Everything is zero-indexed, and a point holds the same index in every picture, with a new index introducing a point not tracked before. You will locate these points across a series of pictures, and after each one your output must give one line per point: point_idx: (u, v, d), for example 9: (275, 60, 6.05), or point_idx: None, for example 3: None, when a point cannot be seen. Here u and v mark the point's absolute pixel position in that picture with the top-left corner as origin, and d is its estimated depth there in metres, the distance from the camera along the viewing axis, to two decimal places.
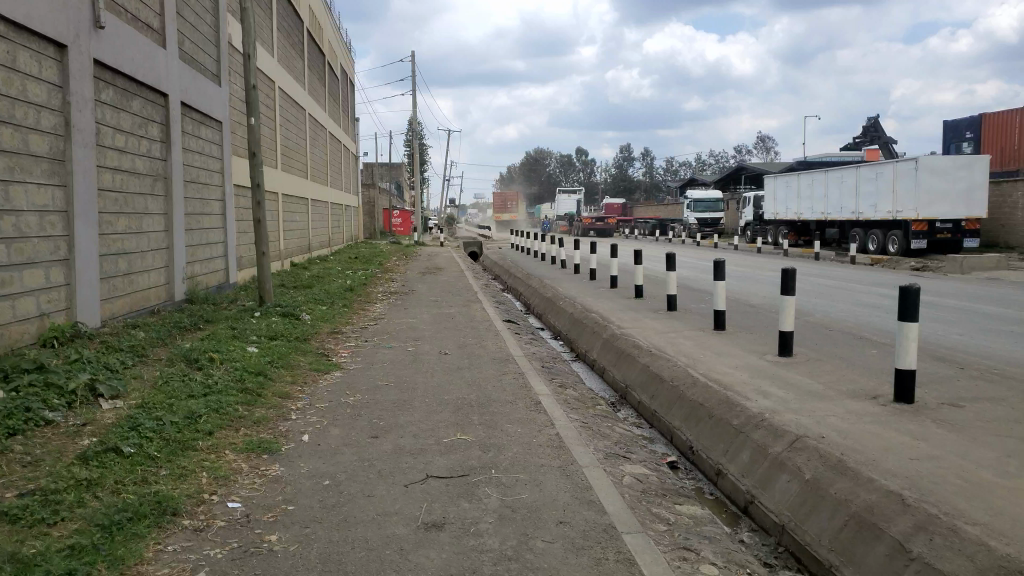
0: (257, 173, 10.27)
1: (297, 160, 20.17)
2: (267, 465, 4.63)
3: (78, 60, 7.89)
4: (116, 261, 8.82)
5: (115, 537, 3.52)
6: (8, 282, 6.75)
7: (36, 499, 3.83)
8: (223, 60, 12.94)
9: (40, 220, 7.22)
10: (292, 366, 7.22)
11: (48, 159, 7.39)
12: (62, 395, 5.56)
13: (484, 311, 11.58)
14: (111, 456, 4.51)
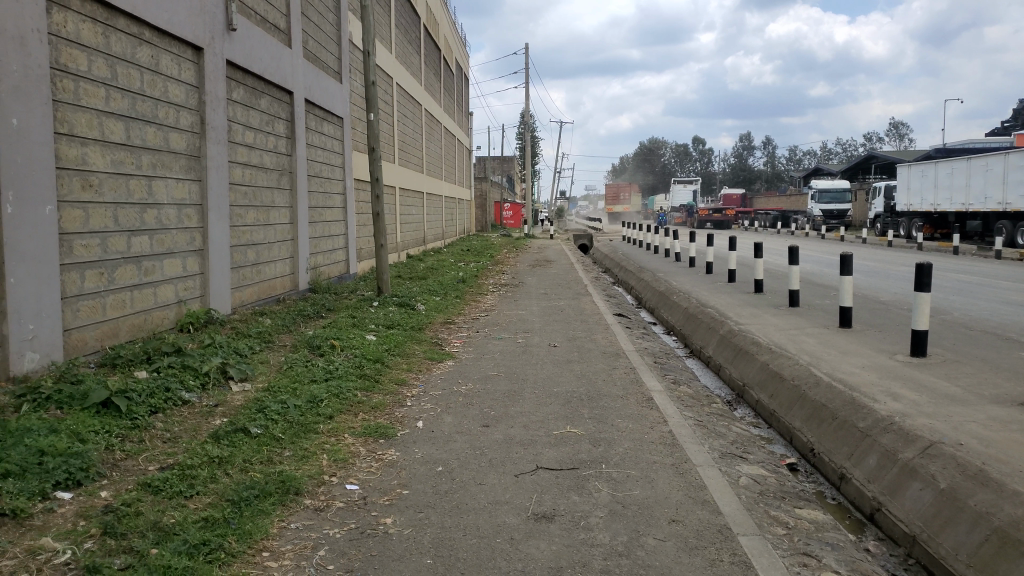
0: (376, 167, 10.60)
1: (413, 155, 20.68)
2: (383, 449, 4.79)
3: (213, 62, 8.38)
4: (245, 251, 9.34)
5: (243, 512, 3.73)
6: (151, 271, 7.30)
7: (174, 473, 4.13)
8: (344, 58, 13.42)
9: (179, 213, 7.75)
10: (407, 354, 7.42)
11: (186, 156, 7.90)
12: (197, 376, 5.95)
13: (595, 304, 11.51)
14: (241, 436, 4.79)
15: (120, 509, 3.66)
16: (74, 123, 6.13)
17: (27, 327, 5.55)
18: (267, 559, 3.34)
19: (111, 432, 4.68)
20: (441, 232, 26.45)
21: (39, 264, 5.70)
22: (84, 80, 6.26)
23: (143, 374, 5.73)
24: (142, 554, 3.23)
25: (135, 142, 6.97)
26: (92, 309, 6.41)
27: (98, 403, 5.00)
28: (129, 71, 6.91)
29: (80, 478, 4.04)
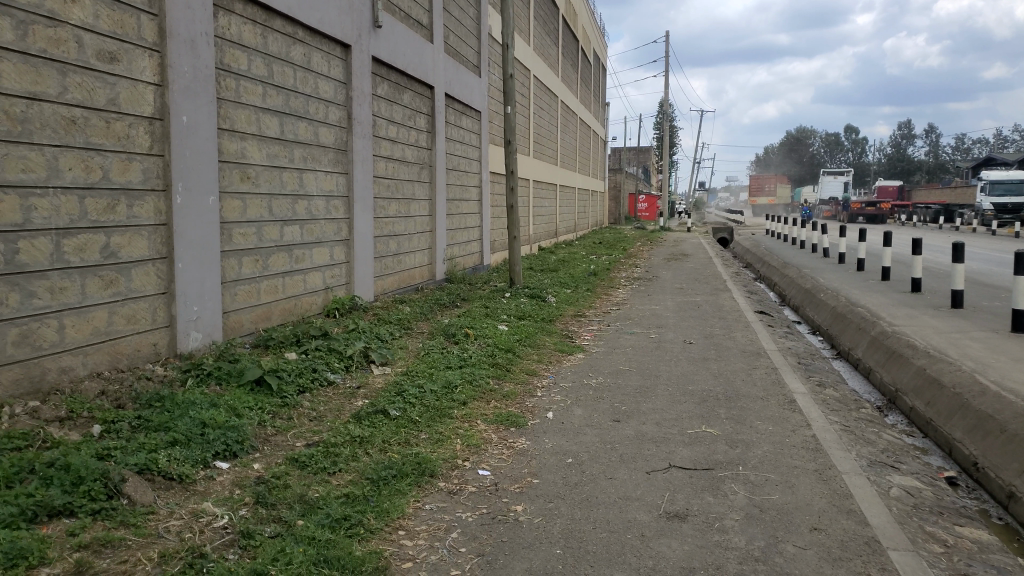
0: (511, 159, 10.72)
1: (548, 147, 20.76)
2: (514, 437, 4.85)
3: (360, 58, 8.75)
4: (387, 242, 9.72)
5: (382, 491, 3.89)
6: (301, 259, 7.74)
7: (320, 450, 4.37)
8: (483, 52, 13.65)
9: (327, 204, 8.17)
10: (538, 345, 7.48)
11: (334, 150, 8.31)
12: (341, 359, 6.27)
13: (734, 301, 11.12)
14: (380, 417, 5.00)
15: (271, 481, 3.93)
16: (235, 119, 6.59)
17: (191, 308, 6.05)
18: (403, 537, 3.47)
19: (264, 409, 5.01)
20: (574, 223, 26.40)
21: (203, 251, 6.19)
22: (244, 79, 6.71)
23: (292, 356, 6.09)
24: (290, 524, 3.45)
25: (288, 136, 7.41)
26: (248, 293, 6.89)
27: (253, 380, 5.37)
28: (284, 70, 7.33)
29: (237, 449, 4.36)
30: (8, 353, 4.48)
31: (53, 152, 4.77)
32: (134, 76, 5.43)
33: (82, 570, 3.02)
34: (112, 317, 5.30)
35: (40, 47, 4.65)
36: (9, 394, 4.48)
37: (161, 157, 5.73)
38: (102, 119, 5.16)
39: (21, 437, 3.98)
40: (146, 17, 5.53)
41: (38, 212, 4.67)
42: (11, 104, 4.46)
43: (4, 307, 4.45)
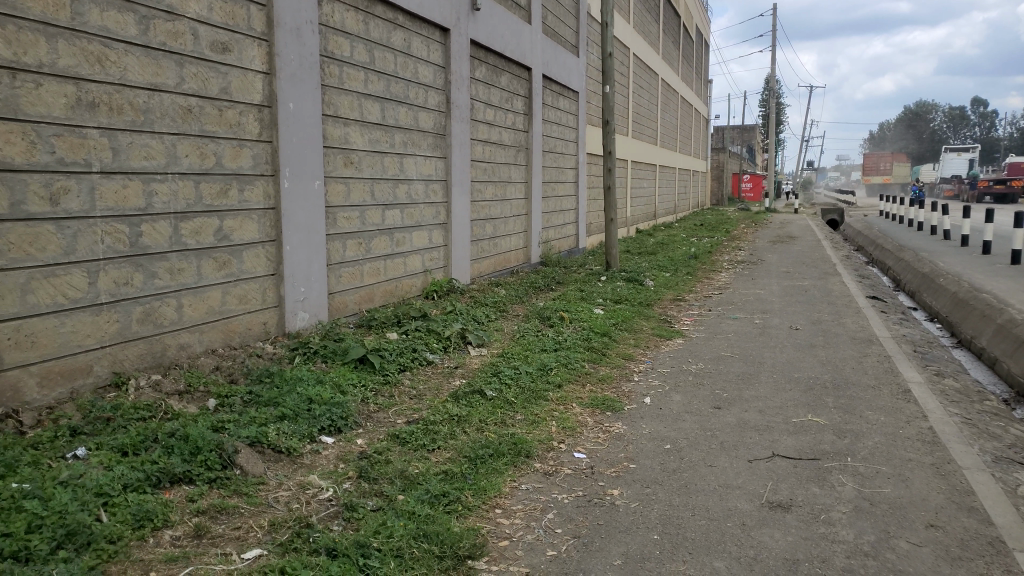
0: (609, 140, 10.58)
1: (647, 127, 20.36)
2: (610, 422, 4.81)
3: (458, 42, 8.82)
4: (484, 225, 9.81)
5: (479, 469, 3.95)
6: (401, 242, 7.91)
7: (419, 427, 4.47)
8: (581, 32, 13.49)
9: (426, 187, 8.30)
10: (636, 330, 7.39)
11: (433, 134, 8.43)
12: (440, 340, 6.38)
13: (844, 286, 10.62)
14: (477, 397, 5.06)
15: (373, 456, 4.05)
16: (338, 106, 6.77)
17: (299, 290, 6.30)
18: (499, 516, 3.50)
19: (366, 386, 5.18)
20: (673, 205, 25.86)
21: (309, 234, 6.42)
22: (347, 65, 6.88)
23: (393, 336, 6.25)
24: (391, 499, 3.54)
25: (389, 122, 7.56)
26: (352, 275, 7.10)
27: (356, 358, 5.55)
28: (385, 55, 7.47)
29: (341, 425, 4.52)
30: (133, 329, 4.79)
31: (172, 140, 5.04)
32: (245, 66, 5.67)
33: (200, 534, 3.21)
34: (225, 297, 5.58)
35: (160, 40, 4.90)
36: (135, 368, 4.80)
37: (269, 143, 5.96)
38: (215, 107, 5.41)
39: (146, 408, 4.27)
40: (255, 8, 5.75)
41: (159, 197, 4.95)
42: (134, 94, 4.74)
43: (129, 286, 4.75)
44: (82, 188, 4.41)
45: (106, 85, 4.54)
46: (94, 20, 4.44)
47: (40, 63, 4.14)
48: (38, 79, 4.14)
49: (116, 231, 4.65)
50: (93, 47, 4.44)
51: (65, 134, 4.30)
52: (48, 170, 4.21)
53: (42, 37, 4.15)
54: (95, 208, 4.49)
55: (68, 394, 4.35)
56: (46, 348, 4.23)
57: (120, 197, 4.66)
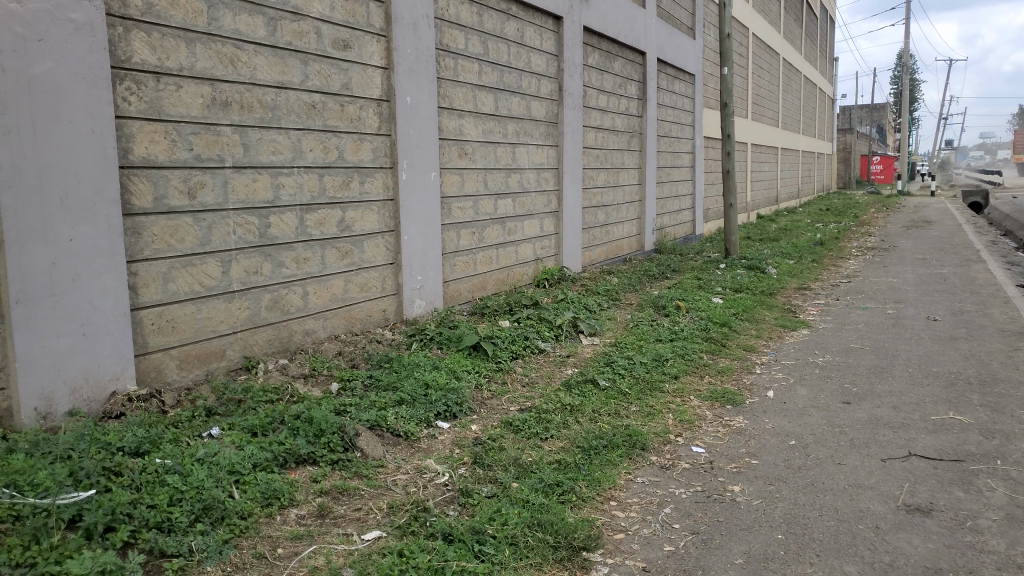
0: (727, 124, 10.21)
1: (767, 108, 19.52)
2: (730, 416, 4.64)
3: (572, 29, 8.72)
4: (596, 212, 9.70)
5: (593, 460, 3.89)
6: (513, 231, 7.94)
7: (532, 415, 4.46)
8: (698, 13, 13.08)
9: (538, 176, 8.28)
10: (757, 320, 7.10)
11: (545, 123, 8.40)
12: (552, 328, 6.36)
13: (989, 274, 9.81)
14: (590, 387, 5.00)
15: (487, 443, 4.07)
16: (454, 97, 6.85)
17: (415, 278, 6.44)
18: (615, 508, 3.44)
19: (480, 373, 5.23)
20: (796, 189, 24.72)
21: (426, 224, 6.54)
22: (462, 58, 6.95)
23: (506, 324, 6.28)
24: (506, 486, 3.55)
25: (502, 112, 7.59)
26: (466, 264, 7.19)
27: (470, 345, 5.61)
28: (499, 46, 7.49)
29: (456, 411, 4.58)
30: (263, 316, 5.04)
31: (297, 135, 5.24)
32: (364, 61, 5.82)
33: (324, 514, 3.33)
34: (347, 285, 5.77)
35: (286, 40, 5.10)
36: (264, 353, 5.05)
37: (388, 136, 6.11)
38: (337, 103, 5.58)
39: (274, 391, 4.48)
40: (374, 5, 5.89)
41: (286, 190, 5.17)
42: (263, 93, 4.95)
43: (258, 275, 4.99)
44: (216, 182, 4.66)
45: (238, 84, 4.77)
46: (227, 24, 4.67)
47: (180, 67, 4.40)
48: (179, 81, 4.40)
49: (247, 222, 4.88)
50: (226, 49, 4.68)
51: (201, 132, 4.55)
52: (187, 167, 4.48)
53: (182, 42, 4.41)
54: (228, 201, 4.73)
55: (204, 376, 4.62)
56: (185, 333, 4.50)
57: (251, 190, 4.89)
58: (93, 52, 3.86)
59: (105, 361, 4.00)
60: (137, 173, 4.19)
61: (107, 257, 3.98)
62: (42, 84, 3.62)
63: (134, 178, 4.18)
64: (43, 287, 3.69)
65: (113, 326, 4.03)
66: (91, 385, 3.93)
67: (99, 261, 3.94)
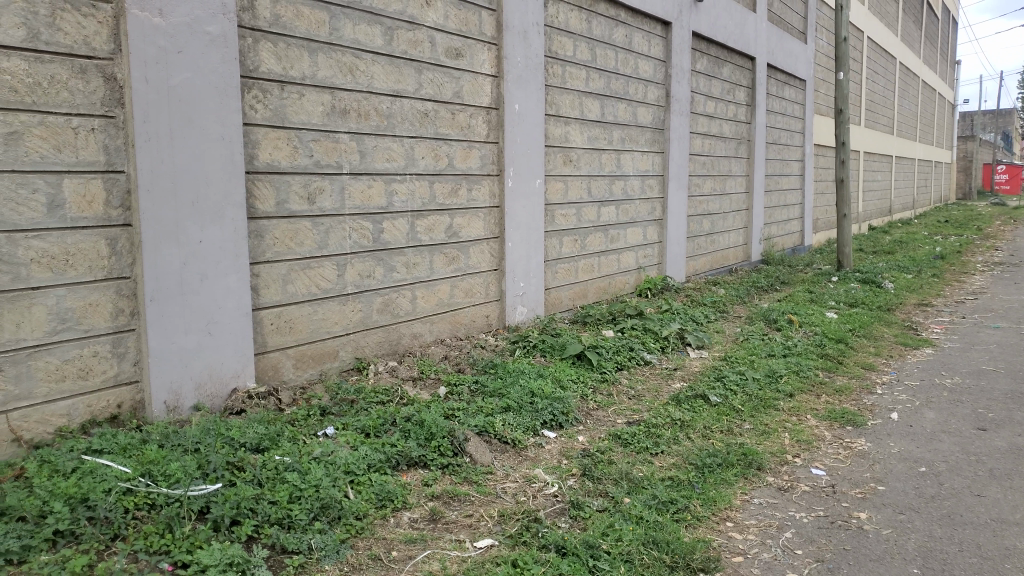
0: (842, 131, 9.77)
1: (882, 115, 18.63)
2: (852, 437, 4.40)
3: (680, 35, 8.55)
4: (701, 221, 9.48)
5: (707, 478, 3.77)
6: (616, 238, 7.84)
7: (642, 429, 4.37)
8: (810, 17, 12.62)
9: (642, 183, 8.16)
10: (876, 336, 6.74)
11: (651, 129, 8.27)
12: (657, 339, 6.22)
13: None
14: (701, 402, 4.86)
15: (596, 455, 4.00)
16: (561, 104, 6.84)
17: (518, 284, 6.45)
18: (731, 529, 3.31)
19: (586, 383, 5.16)
20: (910, 200, 23.46)
21: (530, 231, 6.54)
22: (570, 65, 6.92)
23: (610, 334, 6.19)
24: (617, 501, 3.47)
25: (608, 119, 7.51)
26: (568, 271, 7.14)
27: (574, 354, 5.54)
28: (607, 52, 7.43)
29: (562, 420, 4.54)
30: (374, 318, 5.14)
31: (410, 142, 5.33)
32: (476, 69, 5.88)
33: (436, 518, 3.35)
34: (453, 290, 5.82)
35: (402, 49, 5.20)
36: (373, 355, 5.15)
37: (496, 143, 6.15)
38: (448, 110, 5.65)
39: (384, 393, 4.56)
40: (486, 13, 5.94)
41: (398, 196, 5.27)
42: (379, 101, 5.06)
43: (371, 279, 5.10)
44: (334, 188, 4.79)
45: (356, 92, 4.89)
46: (348, 34, 4.80)
47: (303, 76, 4.54)
48: (301, 90, 4.54)
49: (362, 227, 5.00)
50: (346, 59, 4.80)
51: (321, 139, 4.69)
52: (307, 172, 4.62)
53: (305, 52, 4.55)
54: (344, 206, 4.86)
55: (318, 376, 4.76)
56: (301, 333, 4.64)
57: (366, 196, 5.01)
58: (225, 62, 4.02)
59: (228, 358, 4.16)
60: (261, 178, 4.35)
61: (232, 258, 4.14)
62: (179, 93, 3.80)
63: (258, 183, 4.34)
64: (174, 286, 3.86)
65: (236, 325, 4.19)
66: (214, 381, 4.09)
67: (225, 262, 4.10)
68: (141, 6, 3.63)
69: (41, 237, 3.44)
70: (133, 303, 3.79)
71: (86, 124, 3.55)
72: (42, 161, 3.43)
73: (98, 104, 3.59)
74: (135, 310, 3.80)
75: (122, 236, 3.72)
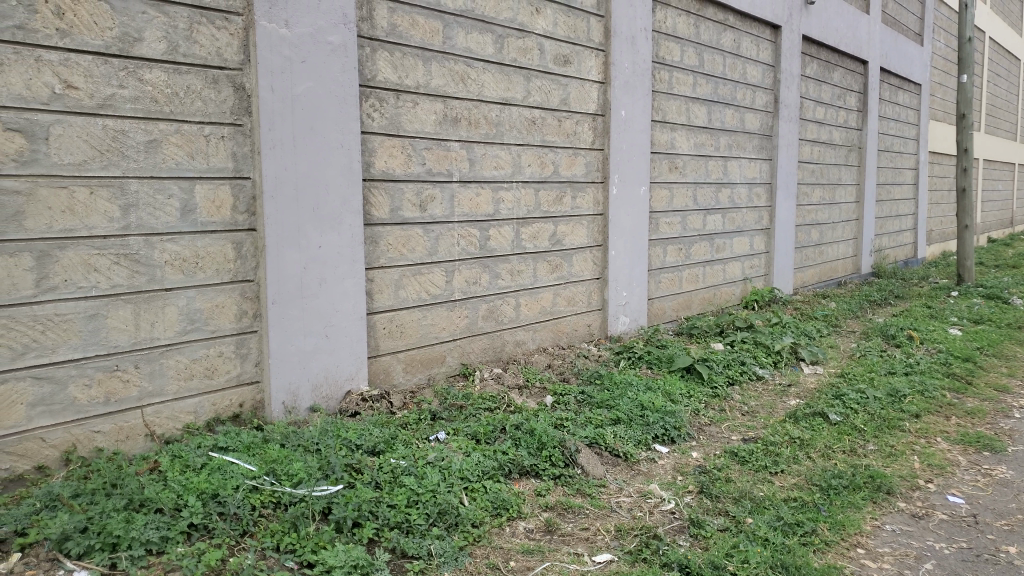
0: (965, 137, 9.23)
1: (1004, 120, 17.51)
2: (990, 465, 4.12)
3: (790, 38, 8.26)
4: (809, 231, 9.13)
5: (833, 501, 3.57)
6: (722, 248, 7.63)
7: (759, 447, 4.20)
8: (927, 18, 12.00)
9: (749, 191, 7.93)
10: (1008, 356, 6.31)
11: (759, 136, 8.03)
12: (769, 354, 6.00)
13: None
14: (820, 421, 4.65)
15: (713, 472, 3.87)
16: (667, 111, 6.71)
17: (621, 293, 6.35)
18: (864, 556, 3.12)
19: (696, 397, 5.02)
20: None
21: (634, 240, 6.43)
22: (677, 70, 6.79)
23: (719, 347, 6.01)
24: (739, 521, 3.33)
25: (715, 125, 7.33)
26: (671, 281, 6.99)
27: (683, 367, 5.39)
28: (714, 57, 7.25)
29: (674, 435, 4.41)
30: (479, 325, 5.15)
31: (517, 150, 5.32)
32: (583, 76, 5.83)
33: (552, 530, 3.30)
34: (556, 298, 5.78)
35: (512, 56, 5.21)
36: (479, 361, 5.16)
37: (601, 151, 6.08)
38: (555, 118, 5.62)
39: (491, 400, 4.54)
40: (595, 20, 5.89)
41: (505, 204, 5.27)
42: (489, 109, 5.08)
43: (477, 285, 5.11)
44: (444, 196, 4.82)
45: (467, 101, 4.92)
46: (460, 42, 4.84)
47: (418, 85, 4.59)
48: (416, 98, 4.59)
49: (470, 234, 5.02)
50: (458, 67, 4.84)
51: (433, 147, 4.73)
52: (420, 180, 4.67)
53: (420, 61, 4.60)
54: (454, 214, 4.89)
55: (426, 380, 4.79)
56: (411, 338, 4.69)
57: (474, 204, 5.03)
58: (345, 71, 4.11)
59: (343, 361, 4.23)
60: (377, 185, 4.42)
61: (349, 264, 4.22)
62: (303, 102, 3.90)
63: (374, 191, 4.41)
64: (295, 289, 3.96)
65: (351, 329, 4.26)
66: (330, 383, 4.18)
67: (342, 267, 4.18)
68: (269, 18, 3.75)
69: (175, 240, 3.55)
70: (256, 305, 3.90)
71: (217, 132, 3.67)
72: (177, 168, 3.54)
73: (228, 113, 3.71)
74: (258, 312, 3.90)
75: (248, 240, 3.83)
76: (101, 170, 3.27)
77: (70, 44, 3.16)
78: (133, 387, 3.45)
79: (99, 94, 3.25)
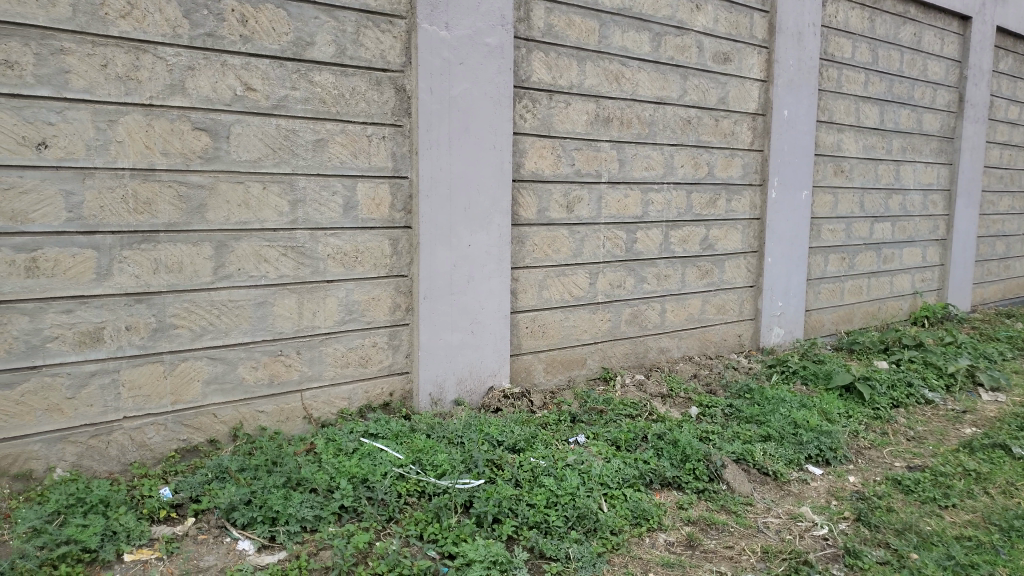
0: None
1: None
2: None
3: (982, 31, 7.53)
4: (993, 242, 8.31)
5: (1016, 544, 3.21)
6: (890, 258, 7.10)
7: (927, 477, 3.85)
8: None
9: (924, 198, 7.32)
10: None
11: (938, 138, 7.40)
12: (942, 376, 5.49)
13: None
14: (1001, 454, 4.20)
15: (872, 500, 3.59)
16: (835, 110, 6.31)
17: (776, 303, 6.04)
18: None
19: (855, 418, 4.69)
20: None
21: (793, 247, 6.10)
22: (848, 67, 6.37)
23: (884, 366, 5.59)
24: (903, 556, 3.07)
25: (888, 126, 6.82)
26: (832, 292, 6.58)
27: (842, 385, 5.04)
28: (891, 53, 6.75)
29: (830, 457, 4.13)
30: (622, 329, 5.07)
31: (671, 151, 5.20)
32: (744, 74, 5.60)
33: (693, 545, 3.19)
34: (705, 305, 5.59)
35: (669, 55, 5.08)
36: (620, 366, 5.08)
37: (760, 152, 5.81)
38: (712, 118, 5.44)
39: (633, 406, 4.45)
40: (759, 15, 5.63)
41: (655, 206, 5.15)
42: (643, 109, 4.99)
43: (622, 289, 5.04)
44: (592, 197, 4.78)
45: (620, 101, 4.85)
46: (616, 42, 4.77)
47: (571, 85, 4.58)
48: (568, 99, 4.58)
49: (616, 237, 4.96)
50: (613, 67, 4.78)
51: (583, 148, 4.70)
52: (569, 182, 4.65)
53: (575, 61, 4.59)
54: (601, 215, 4.84)
55: (566, 382, 4.78)
56: (554, 339, 4.69)
57: (623, 206, 4.96)
58: (501, 73, 4.16)
59: (487, 358, 4.29)
60: (526, 186, 4.45)
61: (496, 262, 4.26)
62: (460, 103, 3.99)
63: (523, 191, 4.44)
64: (446, 285, 4.06)
65: (496, 327, 4.31)
66: (474, 378, 4.25)
67: (490, 265, 4.24)
68: (431, 21, 3.86)
69: (337, 235, 3.73)
70: (409, 299, 4.03)
71: (379, 133, 3.83)
72: (342, 166, 3.72)
73: (389, 114, 3.85)
74: (411, 306, 4.03)
75: (404, 237, 3.97)
76: (273, 168, 3.49)
77: (252, 49, 3.39)
78: (295, 371, 3.66)
79: (274, 95, 3.47)
